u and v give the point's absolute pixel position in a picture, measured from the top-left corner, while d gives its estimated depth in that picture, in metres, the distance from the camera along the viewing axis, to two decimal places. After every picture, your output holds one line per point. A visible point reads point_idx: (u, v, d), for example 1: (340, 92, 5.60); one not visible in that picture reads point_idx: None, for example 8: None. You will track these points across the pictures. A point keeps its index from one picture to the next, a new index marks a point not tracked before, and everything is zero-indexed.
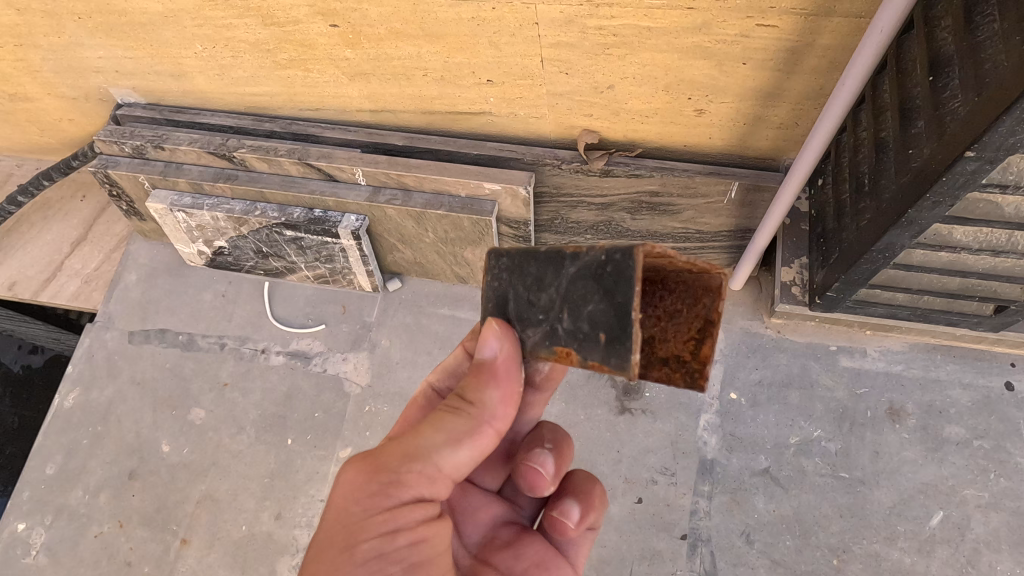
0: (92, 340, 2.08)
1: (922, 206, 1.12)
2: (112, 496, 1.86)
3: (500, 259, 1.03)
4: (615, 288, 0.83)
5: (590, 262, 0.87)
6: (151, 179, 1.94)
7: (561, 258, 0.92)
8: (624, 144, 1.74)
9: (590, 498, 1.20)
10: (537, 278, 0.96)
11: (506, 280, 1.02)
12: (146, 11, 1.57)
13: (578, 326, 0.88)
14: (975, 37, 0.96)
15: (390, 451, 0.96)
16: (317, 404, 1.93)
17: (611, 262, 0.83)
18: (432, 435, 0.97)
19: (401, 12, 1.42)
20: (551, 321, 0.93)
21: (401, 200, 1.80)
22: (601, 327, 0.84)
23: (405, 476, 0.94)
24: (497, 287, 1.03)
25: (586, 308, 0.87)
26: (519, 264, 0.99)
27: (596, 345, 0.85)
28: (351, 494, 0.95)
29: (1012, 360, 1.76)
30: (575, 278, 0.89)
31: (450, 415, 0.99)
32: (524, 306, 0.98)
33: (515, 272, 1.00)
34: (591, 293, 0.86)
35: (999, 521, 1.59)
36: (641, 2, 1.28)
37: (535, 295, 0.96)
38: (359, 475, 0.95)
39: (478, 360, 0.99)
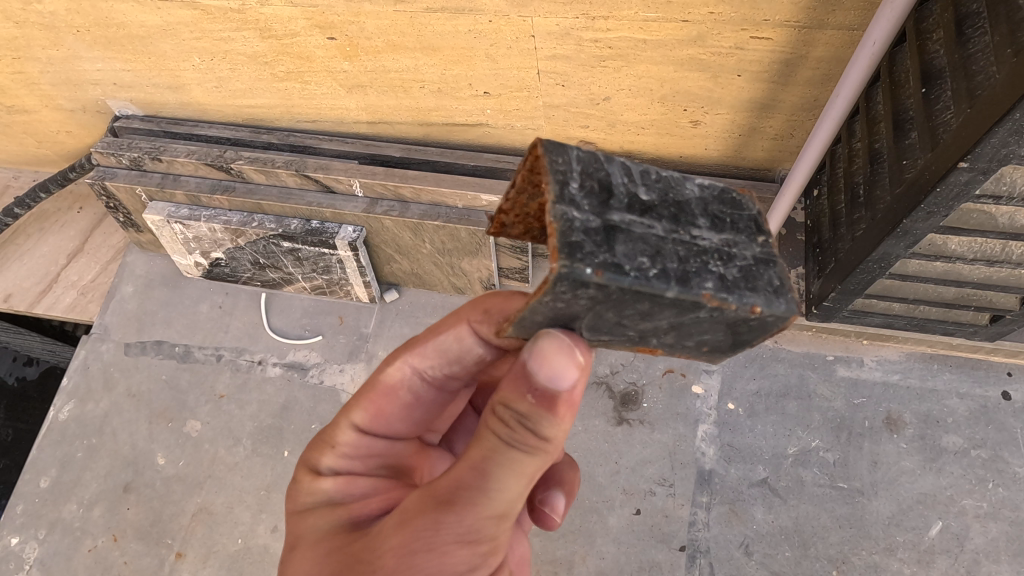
0: (88, 352, 2.08)
1: (917, 216, 1.12)
2: (106, 509, 1.85)
3: (578, 290, 0.72)
4: (747, 332, 0.80)
5: (730, 316, 0.76)
6: (148, 191, 1.94)
7: (697, 305, 0.74)
8: (620, 155, 1.75)
9: (571, 486, 1.22)
10: (643, 314, 0.77)
11: (581, 304, 0.75)
12: (145, 24, 1.58)
13: (678, 341, 0.85)
14: (966, 50, 0.97)
15: (478, 515, 0.83)
16: (314, 415, 1.92)
17: (758, 320, 0.77)
18: (513, 484, 0.85)
19: (398, 25, 1.43)
20: (647, 335, 0.84)
21: (398, 211, 1.80)
22: (708, 343, 0.84)
23: (494, 536, 0.86)
24: (559, 305, 0.76)
25: (699, 336, 0.82)
26: (620, 300, 0.74)
27: (693, 352, 0.87)
28: (446, 571, 0.83)
29: (1009, 369, 1.76)
30: (697, 318, 0.78)
31: (524, 458, 0.84)
32: (608, 326, 0.81)
33: (604, 304, 0.75)
34: (712, 329, 0.81)
35: (998, 531, 1.59)
36: (637, 15, 1.30)
37: (632, 321, 0.80)
38: (457, 551, 0.83)
39: (554, 392, 0.82)
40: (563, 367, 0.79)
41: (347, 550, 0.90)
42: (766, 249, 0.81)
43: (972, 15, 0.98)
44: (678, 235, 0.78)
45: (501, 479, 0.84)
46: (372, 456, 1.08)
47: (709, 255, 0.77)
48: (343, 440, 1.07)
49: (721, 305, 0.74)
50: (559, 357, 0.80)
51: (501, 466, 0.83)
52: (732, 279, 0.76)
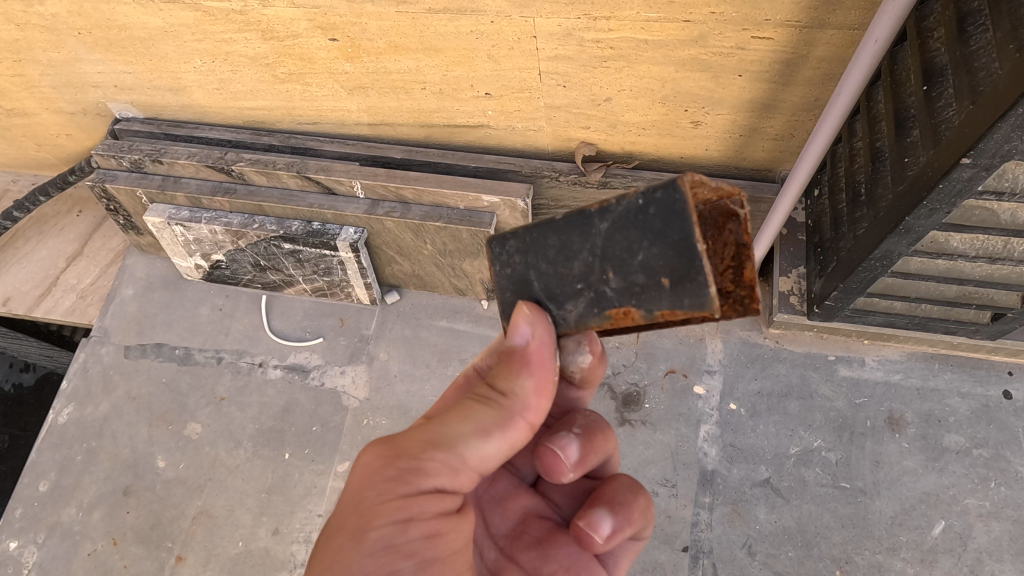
0: (88, 355, 2.07)
1: (919, 213, 1.13)
2: (106, 512, 1.84)
3: (504, 244, 0.95)
4: (666, 228, 0.81)
5: (624, 211, 0.84)
6: (149, 193, 1.94)
7: (587, 220, 0.87)
8: (621, 156, 1.75)
9: (628, 512, 1.12)
10: (562, 249, 0.90)
11: (518, 262, 0.95)
12: (147, 26, 1.58)
13: (630, 282, 0.86)
14: (968, 47, 0.98)
15: (414, 437, 0.93)
16: (314, 418, 1.92)
17: (654, 203, 0.81)
18: (460, 425, 0.94)
19: (400, 26, 1.44)
20: (596, 285, 0.89)
21: (400, 212, 1.80)
22: (662, 272, 0.82)
23: (427, 464, 0.91)
24: (512, 274, 0.97)
25: (636, 256, 0.84)
26: (533, 241, 0.93)
27: (660, 293, 0.83)
28: (367, 479, 0.90)
29: (1009, 368, 1.76)
30: (609, 232, 0.85)
31: (481, 407, 0.97)
32: (557, 283, 0.93)
33: (530, 250, 0.93)
34: (637, 242, 0.84)
35: (1000, 530, 1.59)
36: (638, 15, 1.30)
37: (564, 266, 0.91)
38: (379, 461, 0.92)
39: (509, 348, 0.97)
40: (515, 323, 0.94)
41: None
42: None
43: (974, 12, 0.99)
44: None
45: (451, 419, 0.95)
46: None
47: None
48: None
49: (600, 203, 0.85)
50: (511, 311, 0.94)
51: (455, 409, 0.97)
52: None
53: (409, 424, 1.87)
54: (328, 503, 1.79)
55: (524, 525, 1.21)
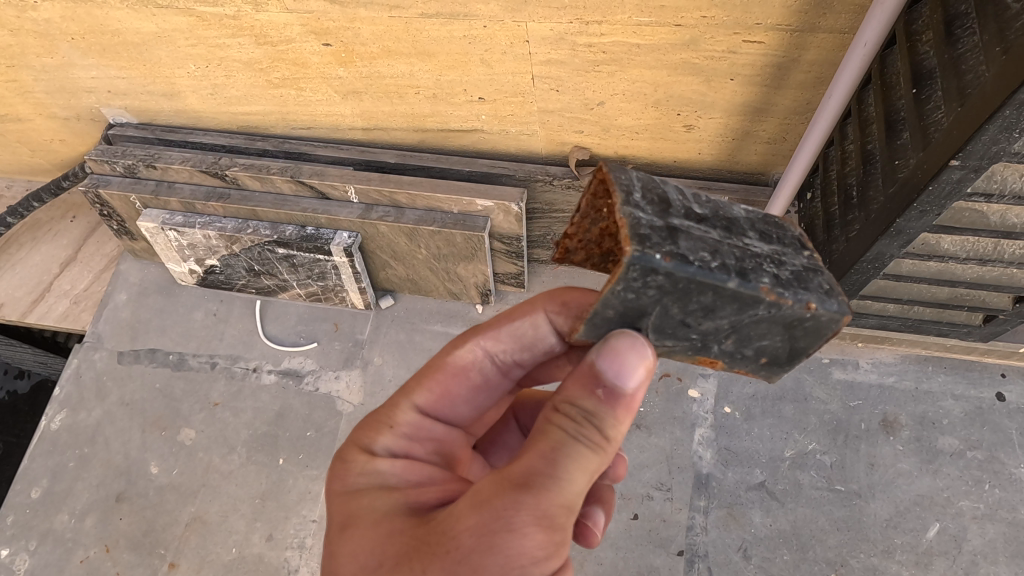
0: (81, 361, 2.06)
1: (910, 215, 1.13)
2: (99, 519, 1.83)
3: (648, 277, 0.79)
4: (801, 336, 0.87)
5: (788, 314, 0.83)
6: (142, 198, 1.94)
7: (755, 302, 0.82)
8: (615, 160, 1.76)
9: (607, 506, 1.20)
10: (706, 310, 0.83)
11: (645, 296, 0.82)
12: (140, 30, 1.58)
13: (739, 349, 0.90)
14: (956, 50, 0.99)
15: (551, 503, 0.80)
16: (309, 423, 1.91)
17: (813, 320, 0.84)
18: (584, 481, 0.83)
19: (393, 30, 1.44)
20: (707, 341, 0.89)
21: (394, 217, 1.80)
22: (766, 354, 0.91)
23: (567, 531, 0.82)
24: (630, 300, 0.83)
25: (759, 341, 0.89)
26: (685, 290, 0.81)
27: (752, 363, 0.93)
28: (525, 561, 0.78)
29: (1002, 370, 1.77)
30: (760, 319, 0.84)
31: (594, 456, 0.83)
32: (673, 325, 0.87)
33: (671, 295, 0.82)
34: (773, 334, 0.87)
35: (995, 532, 1.59)
36: (630, 19, 1.31)
37: (695, 320, 0.86)
38: (535, 536, 0.79)
39: (622, 389, 0.85)
40: (633, 365, 0.84)
41: (413, 534, 0.85)
42: (811, 260, 0.89)
43: (961, 15, 0.99)
44: (734, 242, 0.86)
45: (572, 471, 0.82)
46: (432, 440, 1.06)
47: (762, 260, 0.85)
48: (402, 420, 1.04)
49: (777, 299, 0.81)
50: (633, 353, 0.84)
51: (574, 460, 0.82)
52: (786, 279, 0.84)
53: None
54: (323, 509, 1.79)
55: None
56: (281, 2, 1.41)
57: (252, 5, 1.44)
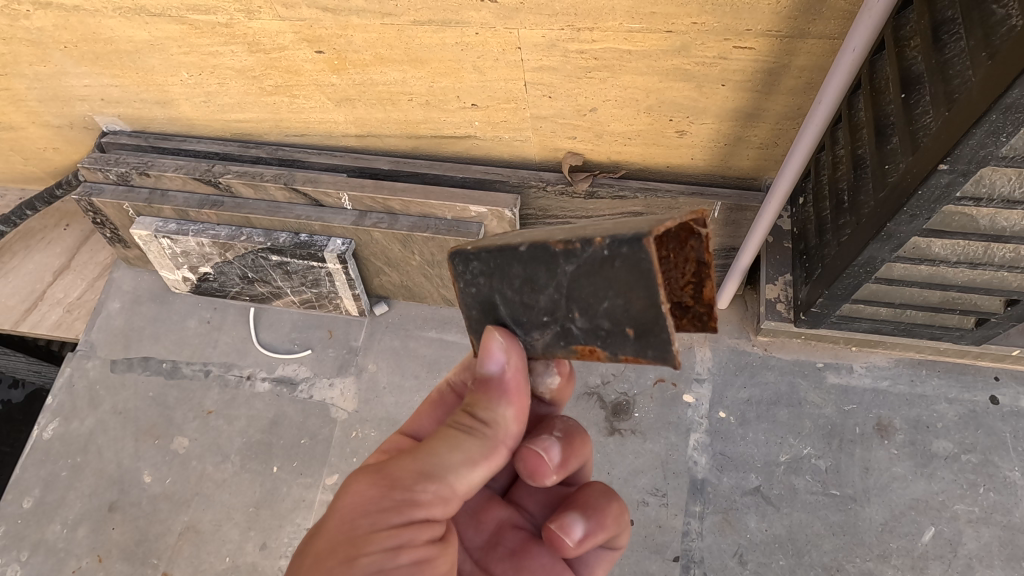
0: (73, 369, 2.05)
1: (900, 219, 1.14)
2: (91, 529, 1.82)
3: (469, 266, 0.94)
4: (633, 284, 0.78)
5: (589, 258, 0.81)
6: (135, 206, 1.93)
7: (552, 258, 0.85)
8: (608, 166, 1.76)
9: (603, 517, 1.09)
10: (528, 281, 0.89)
11: (484, 284, 0.95)
12: (133, 39, 1.58)
13: (596, 324, 0.85)
14: (943, 55, 0.99)
15: (398, 468, 0.92)
16: (303, 430, 1.90)
17: (620, 256, 0.78)
18: (446, 454, 0.93)
19: (386, 38, 1.44)
20: (563, 322, 0.88)
21: (387, 223, 1.80)
22: (625, 322, 0.82)
23: (418, 493, 0.90)
24: (477, 293, 0.96)
25: (602, 303, 0.83)
26: (498, 267, 0.91)
27: (626, 341, 0.83)
28: (361, 511, 0.88)
29: (995, 373, 1.77)
30: (574, 276, 0.84)
31: (463, 436, 0.96)
32: (521, 310, 0.92)
33: (496, 275, 0.92)
34: (603, 289, 0.82)
35: (990, 536, 1.59)
36: (621, 26, 1.32)
37: (529, 297, 0.90)
38: (372, 491, 0.89)
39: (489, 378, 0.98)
40: (489, 350, 0.94)
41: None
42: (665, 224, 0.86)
43: (947, 21, 0.99)
44: (573, 225, 0.91)
45: (437, 449, 0.94)
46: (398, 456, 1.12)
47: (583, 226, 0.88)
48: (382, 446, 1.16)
49: (567, 247, 0.83)
50: (485, 338, 0.94)
51: (442, 439, 0.95)
52: (592, 230, 0.84)
53: None
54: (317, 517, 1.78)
55: (498, 536, 1.18)
56: (274, 10, 1.42)
57: (245, 13, 1.44)
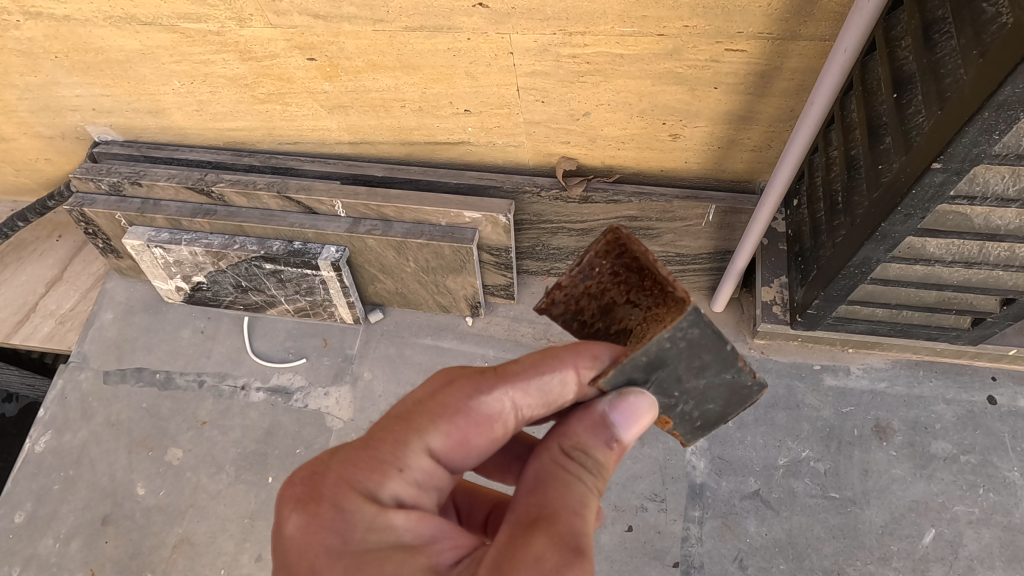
0: (65, 381, 2.03)
1: (895, 219, 1.13)
2: (84, 543, 1.79)
3: (688, 328, 0.90)
4: (734, 405, 1.03)
5: (743, 381, 0.99)
6: (127, 216, 1.92)
7: (724, 368, 0.97)
8: (602, 170, 1.76)
9: None
10: (701, 368, 0.96)
11: (674, 346, 0.92)
12: (124, 48, 1.58)
13: (691, 410, 1.04)
14: (934, 54, 0.99)
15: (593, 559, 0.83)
16: (298, 440, 1.89)
17: (753, 391, 1.01)
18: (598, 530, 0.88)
19: (378, 44, 1.44)
20: (678, 400, 1.01)
21: (381, 230, 1.80)
22: (702, 418, 1.05)
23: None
24: (660, 346, 0.92)
25: (709, 404, 1.03)
26: (696, 344, 0.92)
27: (689, 426, 1.07)
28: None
29: (992, 373, 1.77)
30: (715, 383, 0.99)
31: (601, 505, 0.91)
32: (670, 383, 0.98)
33: (692, 349, 0.93)
34: (715, 399, 1.02)
35: (991, 537, 1.58)
36: (613, 30, 1.32)
37: (688, 377, 0.97)
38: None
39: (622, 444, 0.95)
40: (642, 424, 0.96)
41: None
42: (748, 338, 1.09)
43: (938, 21, 0.99)
44: None
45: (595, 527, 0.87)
46: (436, 489, 0.94)
47: None
48: (412, 463, 0.91)
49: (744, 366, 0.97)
50: (646, 409, 0.93)
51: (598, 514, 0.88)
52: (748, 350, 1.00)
53: None
54: None
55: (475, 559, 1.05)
56: (265, 17, 1.42)
57: (236, 21, 1.44)
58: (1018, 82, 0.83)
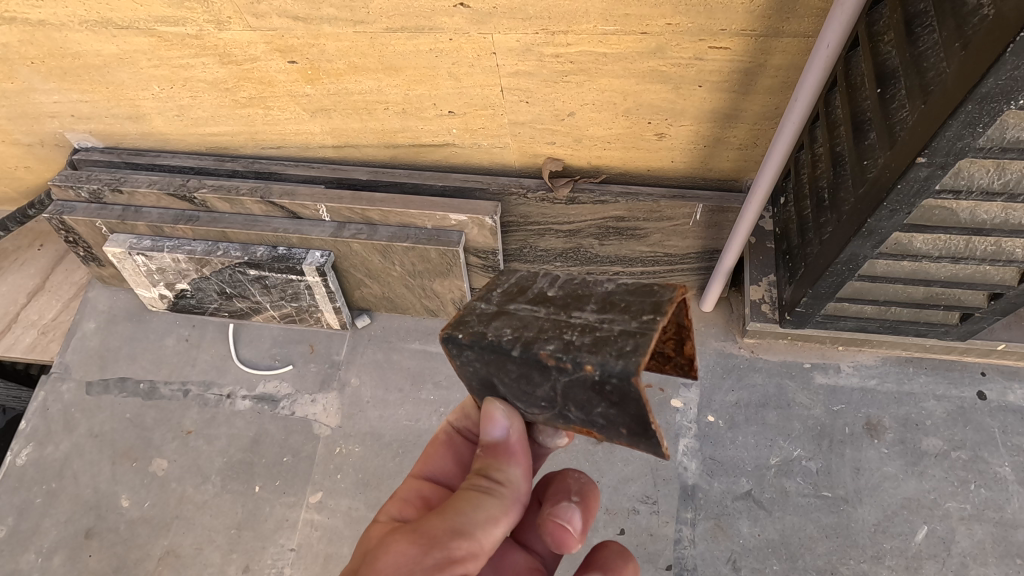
0: (47, 392, 2.00)
1: (880, 215, 1.12)
2: (67, 557, 1.75)
3: (463, 353, 0.93)
4: (623, 401, 0.83)
5: (581, 378, 0.84)
6: (108, 224, 1.89)
7: (547, 369, 0.86)
8: (589, 171, 1.74)
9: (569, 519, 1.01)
10: (523, 377, 0.90)
11: (480, 366, 0.95)
12: (101, 53, 1.56)
13: (591, 418, 0.90)
14: (917, 48, 0.98)
15: (438, 524, 0.89)
16: (285, 448, 1.86)
17: (610, 382, 0.81)
18: (471, 512, 0.90)
19: (359, 46, 1.42)
20: (560, 409, 0.92)
21: (366, 234, 1.77)
22: (620, 424, 0.87)
23: (453, 550, 0.86)
24: (474, 371, 0.97)
25: (594, 409, 0.87)
26: (491, 360, 0.91)
27: (620, 434, 0.90)
28: (406, 566, 0.85)
29: (981, 369, 1.77)
30: (569, 386, 0.86)
31: (482, 495, 0.93)
32: (520, 394, 0.95)
33: (492, 365, 0.92)
34: (594, 400, 0.86)
35: (983, 533, 1.57)
36: (596, 28, 1.30)
37: (527, 388, 0.92)
38: (411, 551, 0.86)
39: (494, 443, 0.98)
40: (491, 418, 0.99)
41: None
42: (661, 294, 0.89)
43: (921, 14, 0.98)
44: (562, 316, 0.90)
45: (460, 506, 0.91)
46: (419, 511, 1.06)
47: (574, 329, 0.88)
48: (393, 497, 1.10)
49: (559, 364, 0.84)
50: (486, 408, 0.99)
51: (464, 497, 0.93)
52: (581, 343, 0.85)
53: (384, 450, 1.83)
54: (301, 537, 1.73)
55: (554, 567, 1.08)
56: (243, 20, 1.40)
57: (214, 23, 1.42)
58: (1000, 74, 0.81)
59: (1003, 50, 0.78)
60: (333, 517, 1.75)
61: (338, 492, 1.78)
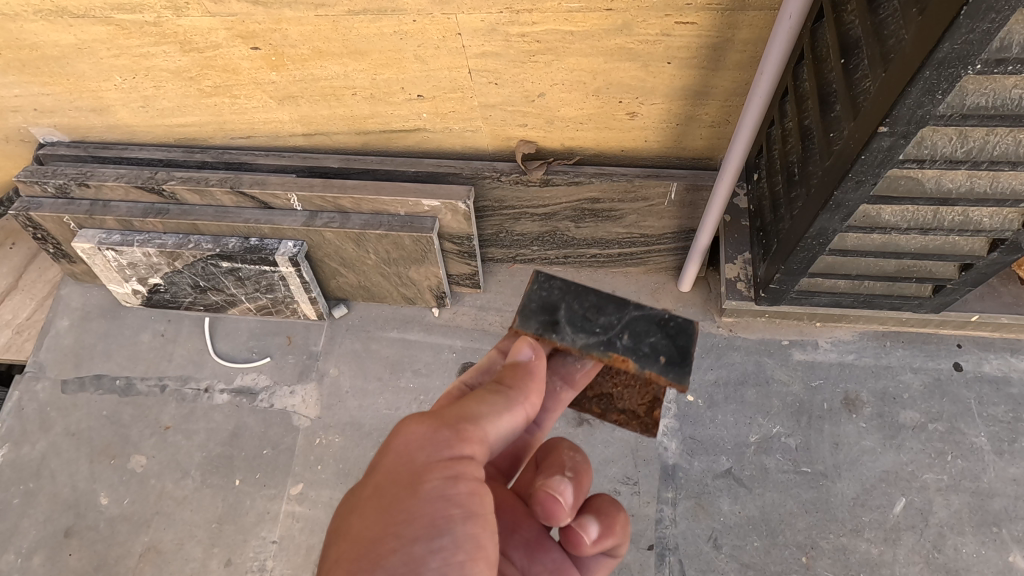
0: (22, 392, 1.97)
1: (847, 186, 1.12)
2: (46, 557, 1.74)
3: (550, 277, 1.19)
4: (678, 332, 1.14)
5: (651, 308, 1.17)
6: (76, 219, 1.85)
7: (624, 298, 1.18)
8: (562, 153, 1.73)
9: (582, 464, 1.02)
10: (596, 305, 1.17)
11: (556, 292, 1.18)
12: (58, 43, 1.52)
13: (637, 346, 1.13)
14: (878, 16, 0.97)
15: (451, 415, 0.89)
16: (265, 440, 1.85)
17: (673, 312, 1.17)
18: (479, 408, 0.91)
19: (322, 30, 1.40)
20: (611, 337, 1.14)
21: (339, 222, 1.75)
22: (662, 352, 1.13)
23: (466, 437, 0.87)
24: (545, 296, 1.18)
25: (648, 338, 1.14)
26: (575, 288, 1.18)
27: (655, 365, 1.12)
28: (416, 445, 0.84)
29: (958, 341, 1.78)
30: (636, 313, 1.16)
31: (490, 397, 0.93)
32: (579, 320, 1.16)
33: (571, 293, 1.18)
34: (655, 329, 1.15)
35: (959, 503, 1.59)
36: (561, 6, 1.28)
37: (592, 314, 1.16)
38: (422, 432, 0.86)
39: (518, 364, 1.01)
40: (518, 348, 1.04)
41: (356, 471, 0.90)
42: None
43: None
44: None
45: (472, 406, 0.91)
46: None
47: None
48: None
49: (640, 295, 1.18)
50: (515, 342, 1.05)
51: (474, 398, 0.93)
52: None
53: (364, 440, 1.82)
54: (283, 528, 1.73)
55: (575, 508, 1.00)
56: (202, 6, 1.36)
57: (172, 10, 1.38)
58: (956, 38, 0.80)
59: (957, 13, 0.77)
60: (314, 508, 1.74)
61: (319, 483, 1.77)
